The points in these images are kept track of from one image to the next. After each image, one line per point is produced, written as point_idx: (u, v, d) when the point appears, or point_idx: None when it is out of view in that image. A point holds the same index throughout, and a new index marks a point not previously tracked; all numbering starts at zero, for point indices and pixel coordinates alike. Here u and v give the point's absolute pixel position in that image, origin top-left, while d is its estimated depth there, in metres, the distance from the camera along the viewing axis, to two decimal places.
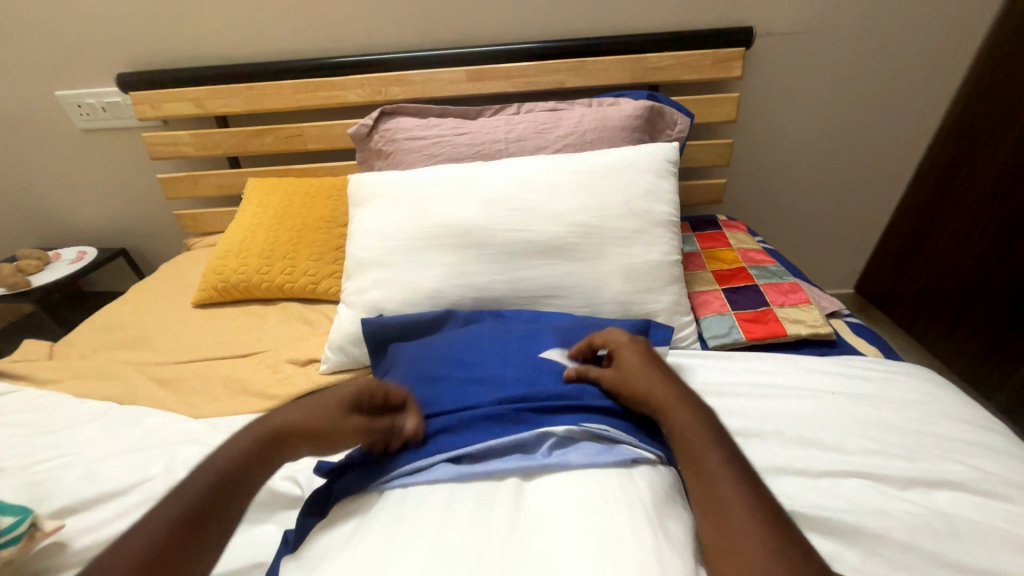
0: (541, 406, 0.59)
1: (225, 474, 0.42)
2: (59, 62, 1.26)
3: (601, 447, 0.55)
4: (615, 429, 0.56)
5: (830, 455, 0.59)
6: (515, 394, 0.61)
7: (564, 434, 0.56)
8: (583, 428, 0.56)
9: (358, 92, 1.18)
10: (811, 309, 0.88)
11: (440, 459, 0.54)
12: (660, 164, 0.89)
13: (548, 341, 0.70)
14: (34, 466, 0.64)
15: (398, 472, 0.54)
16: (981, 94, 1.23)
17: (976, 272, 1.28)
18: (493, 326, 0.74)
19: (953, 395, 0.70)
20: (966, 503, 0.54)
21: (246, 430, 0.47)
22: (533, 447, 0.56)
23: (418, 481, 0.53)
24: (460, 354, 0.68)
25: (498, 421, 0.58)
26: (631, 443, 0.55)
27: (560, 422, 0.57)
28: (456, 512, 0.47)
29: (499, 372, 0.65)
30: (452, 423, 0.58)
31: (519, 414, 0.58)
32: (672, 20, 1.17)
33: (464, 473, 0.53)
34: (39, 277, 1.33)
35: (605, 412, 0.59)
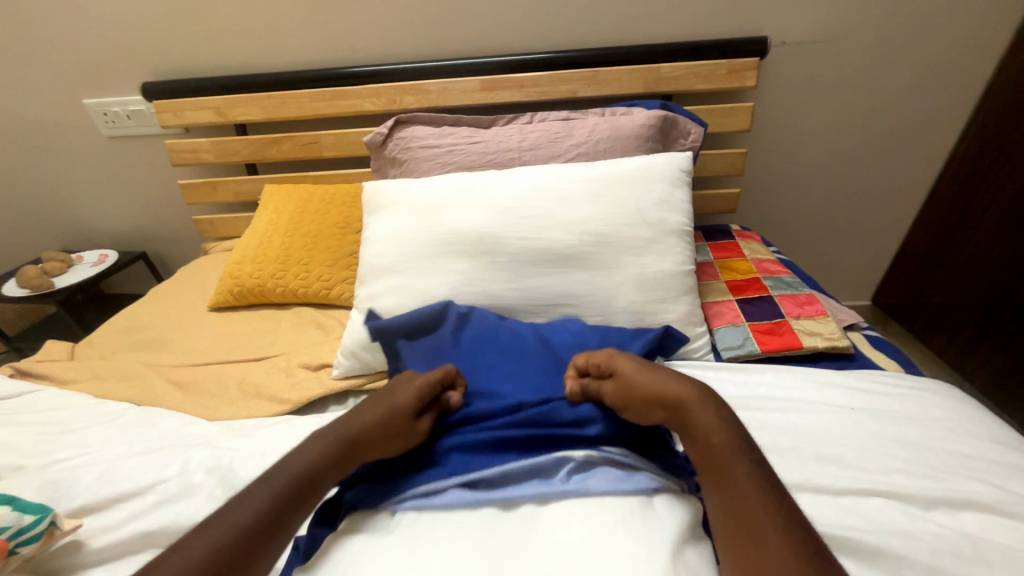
0: (558, 431, 0.57)
1: (299, 478, 0.47)
2: (87, 72, 1.30)
3: (621, 474, 0.54)
4: (635, 456, 0.55)
5: (849, 472, 0.58)
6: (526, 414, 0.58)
7: (583, 458, 0.55)
8: (602, 453, 0.55)
9: (373, 101, 1.20)
10: (828, 321, 0.86)
11: (452, 482, 0.54)
12: (673, 173, 0.89)
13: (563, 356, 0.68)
14: (54, 465, 0.65)
15: (411, 494, 0.53)
16: (1005, 104, 1.20)
17: (998, 287, 1.25)
18: (505, 334, 0.72)
19: (977, 412, 0.68)
20: (993, 526, 0.52)
21: (317, 440, 0.51)
22: (550, 472, 0.55)
23: (433, 504, 0.53)
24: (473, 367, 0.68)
25: (513, 445, 0.57)
26: (651, 471, 0.54)
27: (578, 447, 0.56)
28: (474, 546, 0.47)
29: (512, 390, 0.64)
30: (465, 446, 0.57)
31: (536, 439, 0.57)
32: (686, 30, 1.18)
33: (480, 500, 0.53)
34: (62, 279, 1.37)
35: (624, 438, 0.57)
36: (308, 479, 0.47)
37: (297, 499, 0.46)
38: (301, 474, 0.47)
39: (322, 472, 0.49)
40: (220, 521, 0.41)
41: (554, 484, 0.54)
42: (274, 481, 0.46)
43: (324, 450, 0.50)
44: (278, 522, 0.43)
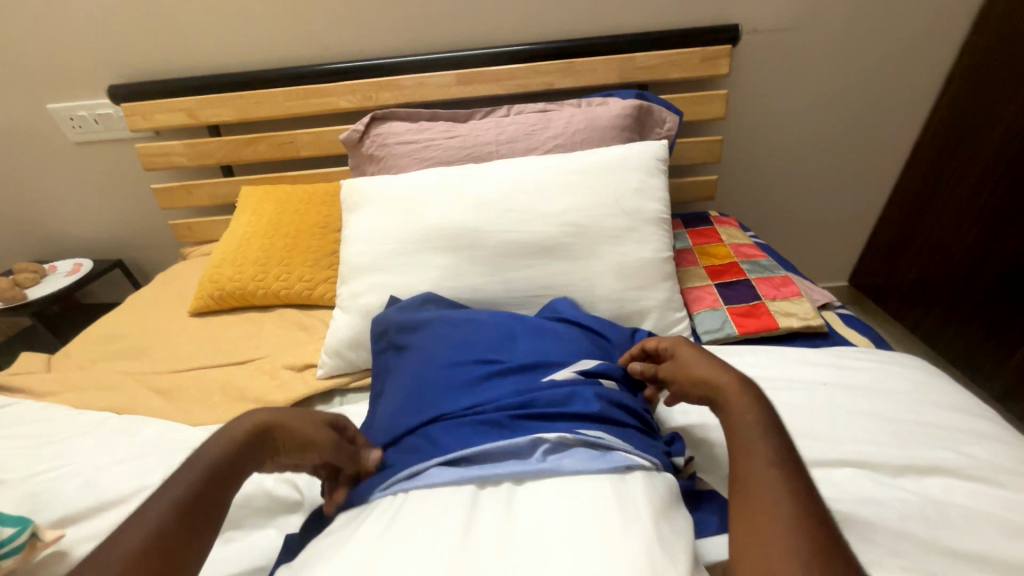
0: (538, 412, 0.57)
1: (218, 467, 0.46)
2: (50, 76, 1.26)
3: (595, 454, 0.53)
4: (608, 436, 0.54)
5: (823, 445, 0.60)
6: (517, 400, 0.58)
7: (557, 439, 0.53)
8: (576, 434, 0.53)
9: (349, 98, 1.19)
10: (803, 302, 0.89)
11: (434, 463, 0.54)
12: (649, 162, 0.90)
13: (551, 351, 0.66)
14: (33, 477, 0.64)
15: (395, 478, 0.54)
16: (970, 83, 1.24)
17: (967, 261, 1.29)
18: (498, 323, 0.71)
19: (943, 382, 0.71)
20: (956, 489, 0.55)
21: (227, 432, 0.50)
22: (527, 452, 0.54)
23: (415, 484, 0.52)
24: (462, 355, 0.66)
25: (492, 424, 0.56)
26: (626, 450, 0.53)
27: (553, 429, 0.55)
28: (449, 514, 0.47)
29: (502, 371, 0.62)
30: (451, 424, 0.57)
31: (515, 420, 0.56)
32: (659, 20, 1.19)
33: (460, 476, 0.52)
34: (35, 290, 1.33)
35: (601, 420, 0.56)
36: (225, 469, 0.46)
37: (222, 484, 0.45)
38: (217, 463, 0.46)
39: (240, 461, 0.48)
40: (140, 523, 0.39)
41: (528, 463, 0.52)
42: (190, 475, 0.44)
43: (239, 437, 0.50)
44: (206, 508, 0.43)
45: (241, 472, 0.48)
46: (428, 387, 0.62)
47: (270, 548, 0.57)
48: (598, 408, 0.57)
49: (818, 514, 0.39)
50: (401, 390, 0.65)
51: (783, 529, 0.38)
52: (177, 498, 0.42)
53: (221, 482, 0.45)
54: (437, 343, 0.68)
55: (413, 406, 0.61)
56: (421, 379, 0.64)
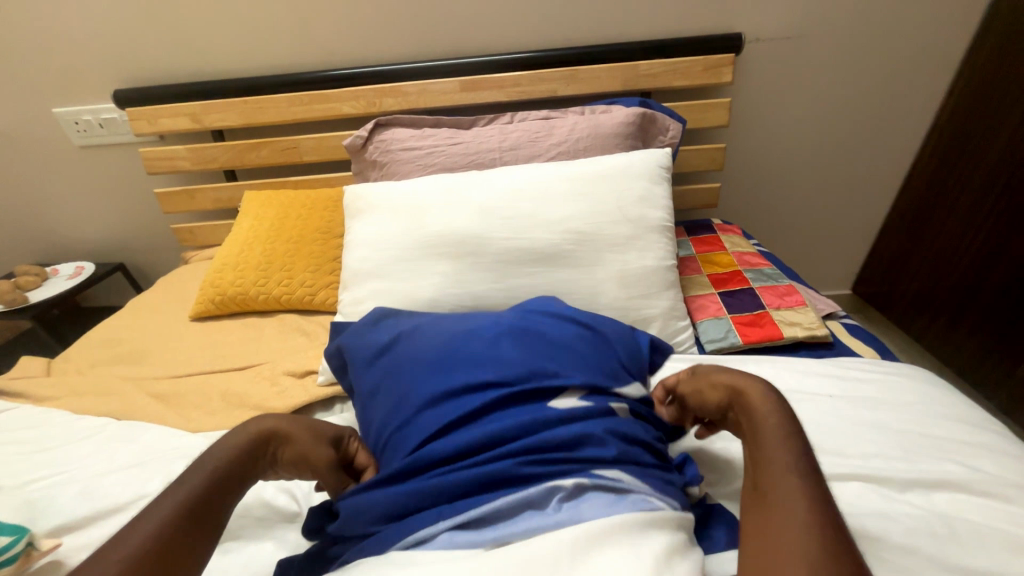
0: (549, 457, 0.53)
1: (219, 475, 0.49)
2: (56, 80, 1.27)
3: (613, 498, 0.51)
4: (627, 477, 0.53)
5: (829, 458, 0.59)
6: (519, 445, 0.54)
7: (574, 486, 0.51)
8: (593, 479, 0.52)
9: (353, 104, 1.19)
10: (807, 311, 0.88)
11: (443, 526, 0.50)
12: (652, 170, 0.90)
13: (550, 369, 0.62)
14: (30, 484, 0.64)
15: (400, 544, 0.50)
16: (973, 93, 1.24)
17: (972, 271, 1.28)
18: (482, 344, 0.64)
19: (949, 394, 0.70)
20: (964, 504, 0.54)
21: (230, 440, 0.54)
22: (541, 501, 0.51)
23: (428, 546, 0.49)
24: (445, 390, 0.60)
25: (503, 476, 0.52)
26: (643, 492, 0.52)
27: (568, 475, 0.52)
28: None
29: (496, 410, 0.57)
30: (456, 482, 0.52)
31: (526, 468, 0.52)
32: (663, 28, 1.19)
33: (474, 539, 0.49)
34: (37, 293, 1.33)
35: (618, 459, 0.54)
36: (225, 476, 0.50)
37: (223, 492, 0.49)
38: (220, 471, 0.50)
39: (239, 471, 0.52)
40: (144, 522, 0.42)
41: (545, 516, 0.50)
42: (193, 481, 0.48)
43: (240, 448, 0.53)
44: (204, 512, 0.46)
45: (239, 482, 0.51)
46: (416, 432, 0.58)
47: (269, 560, 0.56)
48: (614, 450, 0.54)
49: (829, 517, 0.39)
50: (387, 432, 0.60)
51: (796, 530, 0.38)
52: (181, 501, 0.45)
53: (222, 489, 0.49)
54: (417, 380, 0.62)
55: (403, 453, 0.57)
56: (406, 421, 0.59)
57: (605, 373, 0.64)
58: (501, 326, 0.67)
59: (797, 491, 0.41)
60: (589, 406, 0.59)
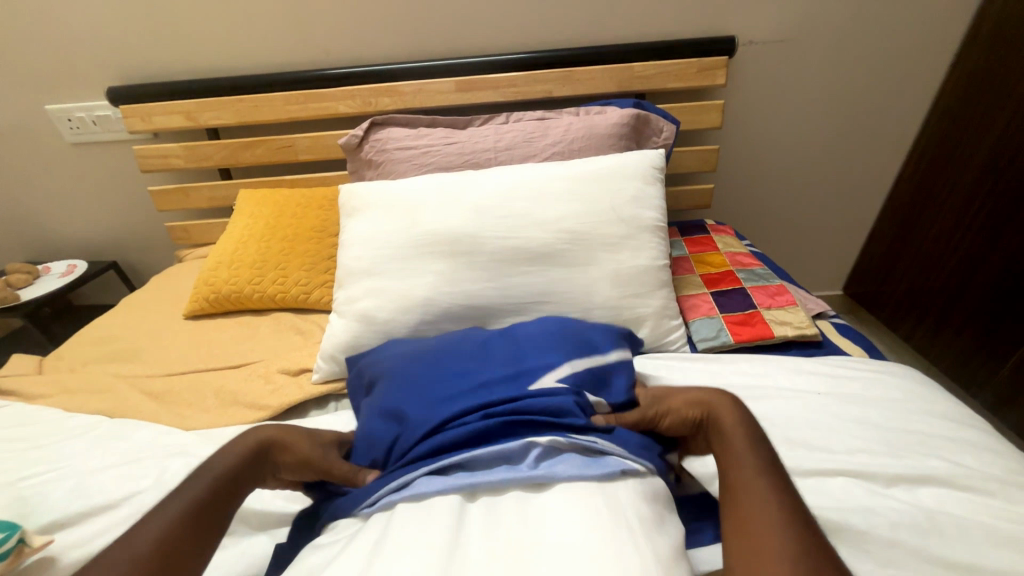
0: (532, 420, 0.57)
1: (221, 480, 0.50)
2: (49, 77, 1.26)
3: (588, 459, 0.53)
4: (602, 441, 0.54)
5: (817, 454, 0.60)
6: (503, 408, 0.58)
7: (549, 444, 0.54)
8: (569, 440, 0.54)
9: (349, 103, 1.19)
10: (797, 311, 0.89)
11: (423, 473, 0.53)
12: (646, 171, 0.91)
13: (537, 356, 0.65)
14: (22, 482, 0.64)
15: (382, 491, 0.53)
16: (960, 98, 1.26)
17: (958, 272, 1.30)
18: (477, 337, 0.70)
19: (935, 392, 0.71)
20: (947, 499, 0.55)
21: (238, 444, 0.55)
22: (520, 459, 0.54)
23: (404, 496, 0.51)
24: (436, 373, 0.65)
25: (486, 434, 0.56)
26: (619, 455, 0.53)
27: (545, 434, 0.55)
28: (437, 524, 0.46)
29: (482, 383, 0.61)
30: (441, 440, 0.56)
31: (508, 428, 0.57)
32: (657, 30, 1.20)
33: (451, 485, 0.51)
34: (29, 291, 1.33)
35: (595, 425, 0.57)
36: (227, 481, 0.50)
37: (224, 495, 0.49)
38: (223, 472, 0.50)
39: (249, 474, 0.53)
40: (144, 530, 0.43)
41: (522, 470, 0.52)
42: (196, 486, 0.48)
43: (243, 453, 0.54)
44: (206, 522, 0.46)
45: (242, 487, 0.51)
46: (404, 411, 0.61)
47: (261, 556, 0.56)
48: (590, 414, 0.57)
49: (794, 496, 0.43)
50: (377, 420, 0.63)
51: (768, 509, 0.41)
52: (185, 505, 0.46)
53: (232, 488, 0.50)
54: (408, 369, 0.66)
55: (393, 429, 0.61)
56: (396, 400, 0.63)
57: (585, 350, 0.65)
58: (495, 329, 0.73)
59: (769, 497, 0.42)
60: (571, 387, 0.61)
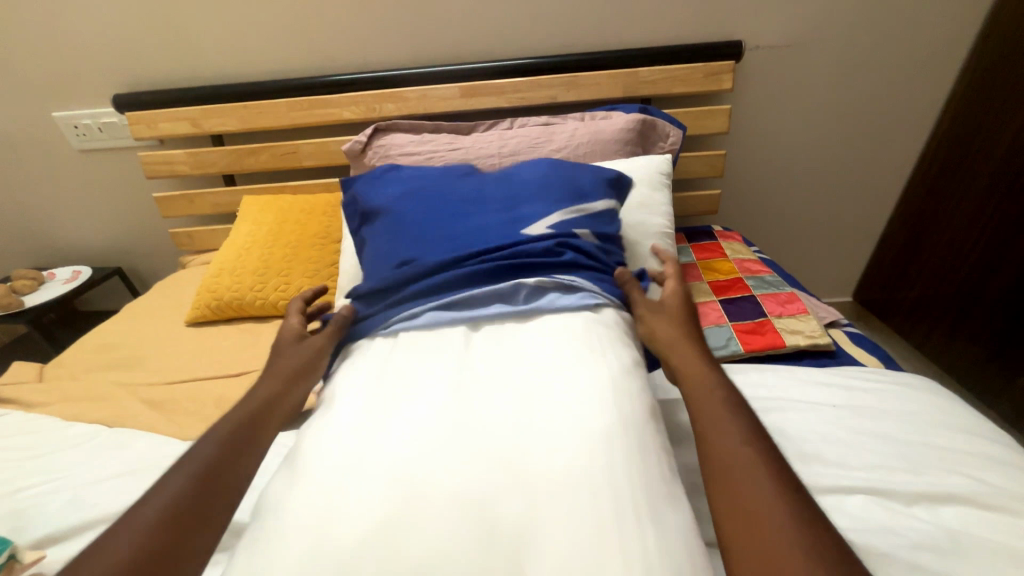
0: (520, 263, 0.66)
1: (209, 465, 0.43)
2: (56, 85, 1.27)
3: (568, 293, 0.63)
4: (580, 279, 0.64)
5: (834, 471, 0.58)
6: (497, 253, 0.67)
7: (536, 284, 0.63)
8: (553, 279, 0.63)
9: (352, 109, 1.19)
10: (809, 319, 0.87)
11: (431, 307, 0.64)
12: (652, 176, 0.89)
13: (529, 203, 0.74)
14: (17, 495, 0.62)
15: (397, 319, 0.64)
16: (972, 102, 1.24)
17: (972, 279, 1.27)
18: (469, 187, 0.77)
19: (955, 405, 0.69)
20: (972, 519, 0.52)
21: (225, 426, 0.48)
22: (512, 297, 0.64)
23: (416, 326, 0.63)
24: (442, 222, 0.73)
25: (483, 275, 0.66)
26: (593, 290, 0.63)
27: (533, 277, 0.65)
28: (448, 350, 0.57)
29: (478, 235, 0.70)
30: (446, 282, 0.66)
31: (502, 270, 0.66)
32: (663, 35, 1.19)
33: (456, 317, 0.62)
34: (34, 297, 1.33)
35: (575, 267, 0.66)
36: (216, 467, 0.44)
37: (215, 481, 0.43)
38: (211, 459, 0.44)
39: (239, 451, 0.46)
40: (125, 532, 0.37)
41: (515, 305, 0.63)
42: (180, 477, 0.42)
43: (231, 434, 0.47)
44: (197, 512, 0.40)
45: (238, 464, 0.45)
46: (412, 256, 0.70)
47: None
48: (573, 257, 0.66)
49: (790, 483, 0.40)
50: (386, 263, 0.72)
51: (773, 508, 0.37)
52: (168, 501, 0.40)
53: (226, 460, 0.45)
54: (415, 216, 0.74)
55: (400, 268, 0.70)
56: (403, 247, 0.72)
57: (573, 194, 0.75)
58: (486, 175, 0.80)
59: (765, 486, 0.39)
60: (557, 232, 0.69)
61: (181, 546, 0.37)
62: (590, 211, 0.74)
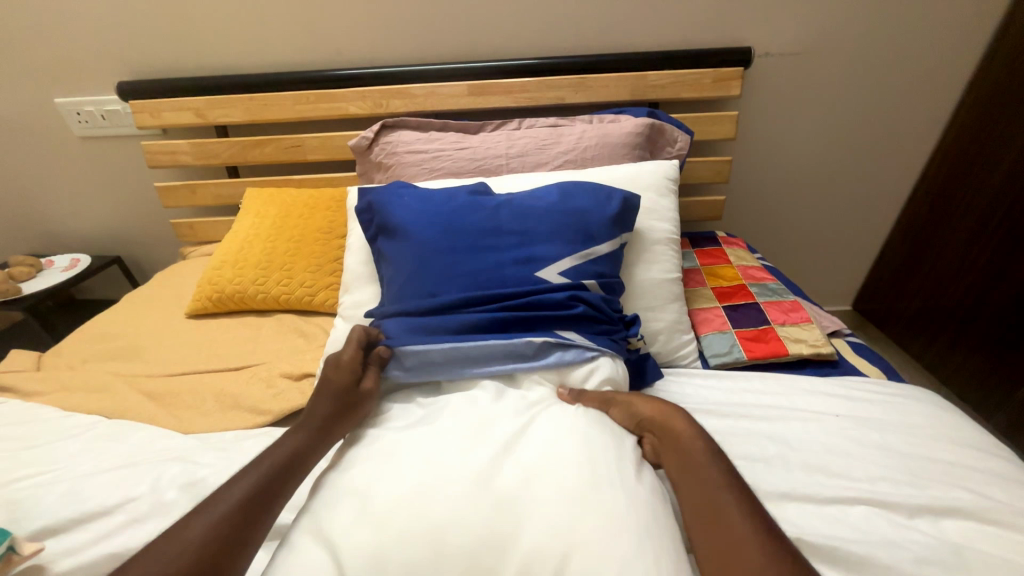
0: (530, 317, 0.68)
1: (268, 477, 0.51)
2: (60, 71, 1.26)
3: (571, 353, 0.67)
4: (579, 337, 0.68)
5: (836, 482, 0.58)
6: (509, 303, 0.70)
7: (543, 341, 0.66)
8: (557, 338, 0.66)
9: (359, 104, 1.18)
10: (812, 328, 0.87)
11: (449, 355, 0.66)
12: (660, 181, 0.89)
13: (540, 244, 0.74)
14: (13, 485, 0.62)
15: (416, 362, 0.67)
16: (976, 117, 1.25)
17: (972, 294, 1.28)
18: (483, 212, 0.76)
19: (957, 418, 0.69)
20: (975, 533, 0.52)
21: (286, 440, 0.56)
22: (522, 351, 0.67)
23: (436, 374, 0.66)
24: (462, 258, 0.72)
25: (495, 327, 0.68)
26: (589, 347, 0.68)
27: (541, 332, 0.67)
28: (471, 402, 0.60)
29: (495, 277, 0.71)
30: (463, 329, 0.68)
31: (513, 322, 0.68)
32: (672, 39, 1.19)
33: (471, 370, 0.66)
34: (31, 284, 1.31)
35: (575, 325, 0.69)
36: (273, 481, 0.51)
37: (269, 492, 0.50)
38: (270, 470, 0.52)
39: (296, 467, 0.54)
40: (198, 521, 0.45)
41: (525, 360, 0.66)
42: (245, 483, 0.50)
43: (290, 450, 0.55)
44: (246, 527, 0.46)
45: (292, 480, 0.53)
46: (432, 291, 0.71)
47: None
48: (578, 310, 0.69)
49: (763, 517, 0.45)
50: (403, 289, 0.73)
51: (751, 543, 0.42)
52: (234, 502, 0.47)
53: (286, 473, 0.53)
54: (432, 246, 0.73)
55: (417, 300, 0.71)
56: (422, 279, 0.72)
57: (581, 235, 0.74)
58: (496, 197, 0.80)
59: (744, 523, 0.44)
60: (570, 285, 0.71)
61: (225, 551, 0.44)
62: (595, 254, 0.74)
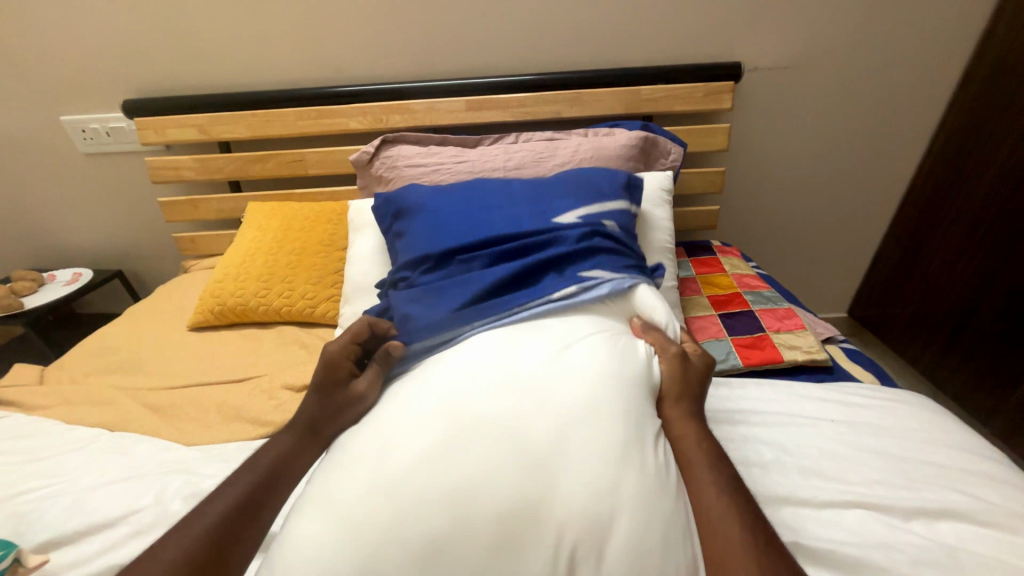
0: (548, 262, 0.68)
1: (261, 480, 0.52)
2: (67, 90, 1.28)
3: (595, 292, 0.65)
4: (601, 274, 0.67)
5: (833, 485, 0.59)
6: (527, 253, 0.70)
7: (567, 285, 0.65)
8: (581, 281, 0.65)
9: (360, 120, 1.21)
10: (807, 335, 0.89)
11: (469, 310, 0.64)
12: (654, 192, 0.91)
13: (555, 201, 0.77)
14: (18, 498, 0.62)
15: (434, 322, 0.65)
16: (962, 127, 1.28)
17: (964, 299, 1.30)
18: (498, 186, 0.81)
19: (950, 422, 0.70)
20: (969, 535, 0.53)
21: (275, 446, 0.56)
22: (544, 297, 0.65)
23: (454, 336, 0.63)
24: (480, 222, 0.74)
25: (515, 277, 0.67)
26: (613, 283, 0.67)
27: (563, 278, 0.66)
28: (492, 348, 0.57)
29: (511, 231, 0.72)
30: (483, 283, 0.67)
31: (533, 272, 0.68)
32: (665, 55, 1.23)
33: (493, 319, 0.63)
34: (33, 299, 1.32)
35: (595, 265, 0.69)
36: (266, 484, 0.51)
37: (261, 496, 0.50)
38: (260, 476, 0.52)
39: (286, 470, 0.54)
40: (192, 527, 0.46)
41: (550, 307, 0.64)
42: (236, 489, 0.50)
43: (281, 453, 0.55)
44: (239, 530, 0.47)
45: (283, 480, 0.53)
46: (453, 253, 0.72)
47: None
48: (594, 249, 0.70)
49: (758, 522, 0.46)
50: (421, 257, 0.73)
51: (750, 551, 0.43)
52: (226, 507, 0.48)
53: (275, 478, 0.53)
54: (452, 217, 0.76)
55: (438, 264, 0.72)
56: (440, 240, 0.73)
57: (592, 193, 0.79)
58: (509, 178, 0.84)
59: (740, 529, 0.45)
60: (586, 224, 0.74)
61: (221, 554, 0.44)
62: (608, 207, 0.78)
